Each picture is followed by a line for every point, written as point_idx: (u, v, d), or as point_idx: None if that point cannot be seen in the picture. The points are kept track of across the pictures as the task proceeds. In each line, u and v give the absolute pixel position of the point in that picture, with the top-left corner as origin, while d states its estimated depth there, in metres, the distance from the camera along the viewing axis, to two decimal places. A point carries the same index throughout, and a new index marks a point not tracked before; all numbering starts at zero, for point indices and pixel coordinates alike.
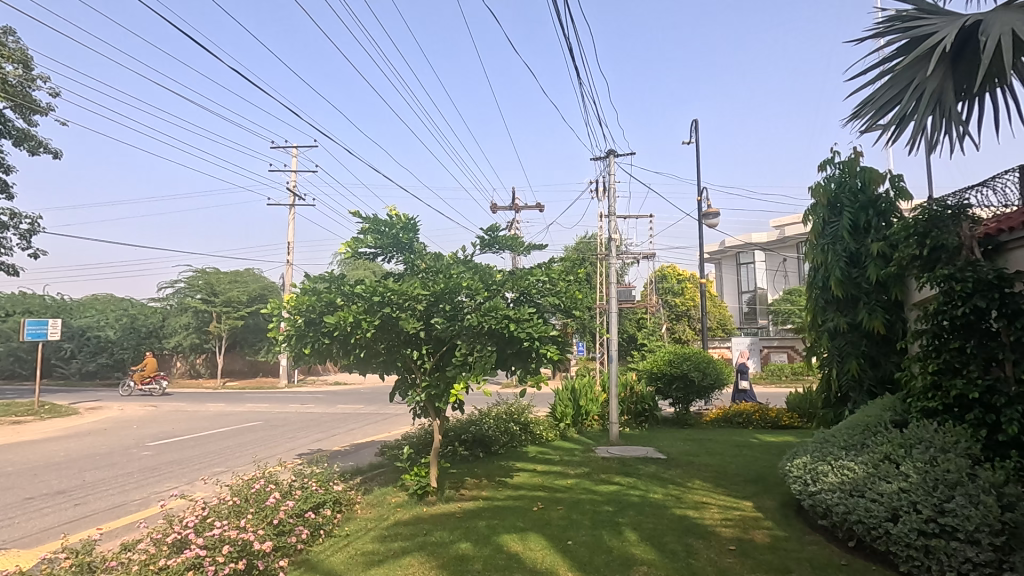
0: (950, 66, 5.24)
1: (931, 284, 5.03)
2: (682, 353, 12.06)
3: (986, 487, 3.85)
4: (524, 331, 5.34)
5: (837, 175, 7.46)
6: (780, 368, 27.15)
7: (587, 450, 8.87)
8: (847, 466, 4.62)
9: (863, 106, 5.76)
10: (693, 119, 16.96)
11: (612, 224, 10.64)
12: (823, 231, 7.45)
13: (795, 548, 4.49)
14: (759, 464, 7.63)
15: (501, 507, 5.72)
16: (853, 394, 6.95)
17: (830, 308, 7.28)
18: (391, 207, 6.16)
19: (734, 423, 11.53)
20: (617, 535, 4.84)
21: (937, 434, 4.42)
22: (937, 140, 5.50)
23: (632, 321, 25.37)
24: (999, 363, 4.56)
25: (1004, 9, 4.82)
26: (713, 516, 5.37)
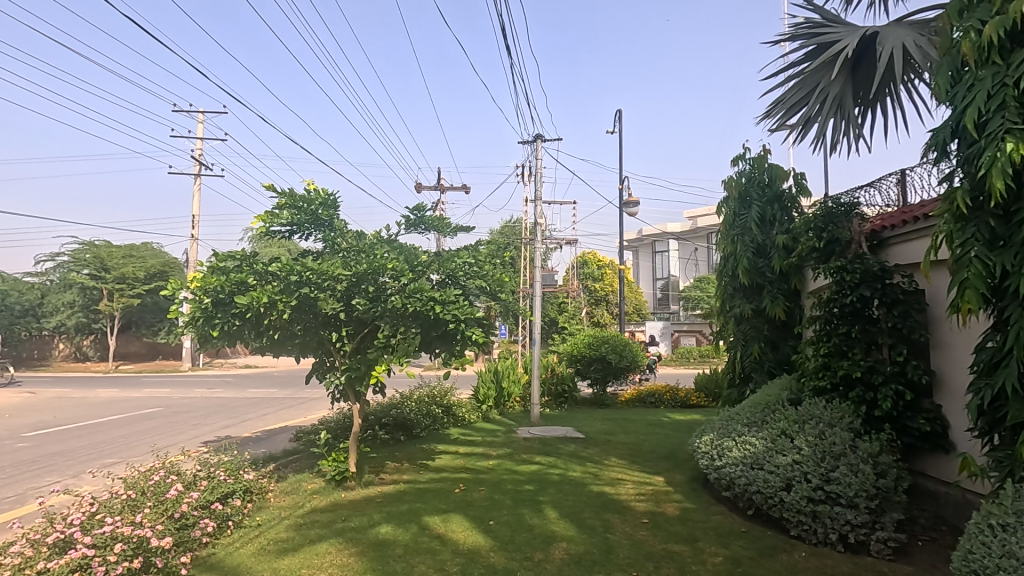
0: (850, 72, 5.67)
1: (825, 274, 5.47)
2: (601, 337, 12.52)
3: (865, 457, 4.31)
4: (450, 313, 5.24)
5: (748, 170, 7.89)
6: (689, 350, 28.91)
7: (509, 431, 8.99)
8: (748, 440, 4.95)
9: (775, 105, 6.12)
10: (617, 109, 17.36)
11: (538, 208, 10.73)
12: (734, 222, 7.88)
13: (702, 519, 4.80)
14: (670, 441, 8.08)
15: (423, 490, 5.66)
16: (755, 374, 7.50)
17: (738, 294, 7.77)
18: (309, 181, 5.84)
19: (647, 403, 12.15)
20: (538, 513, 4.94)
21: (826, 410, 4.85)
22: (837, 141, 5.97)
23: (554, 305, 25.79)
24: (878, 346, 5.09)
25: (897, 24, 5.27)
26: (628, 491, 5.63)
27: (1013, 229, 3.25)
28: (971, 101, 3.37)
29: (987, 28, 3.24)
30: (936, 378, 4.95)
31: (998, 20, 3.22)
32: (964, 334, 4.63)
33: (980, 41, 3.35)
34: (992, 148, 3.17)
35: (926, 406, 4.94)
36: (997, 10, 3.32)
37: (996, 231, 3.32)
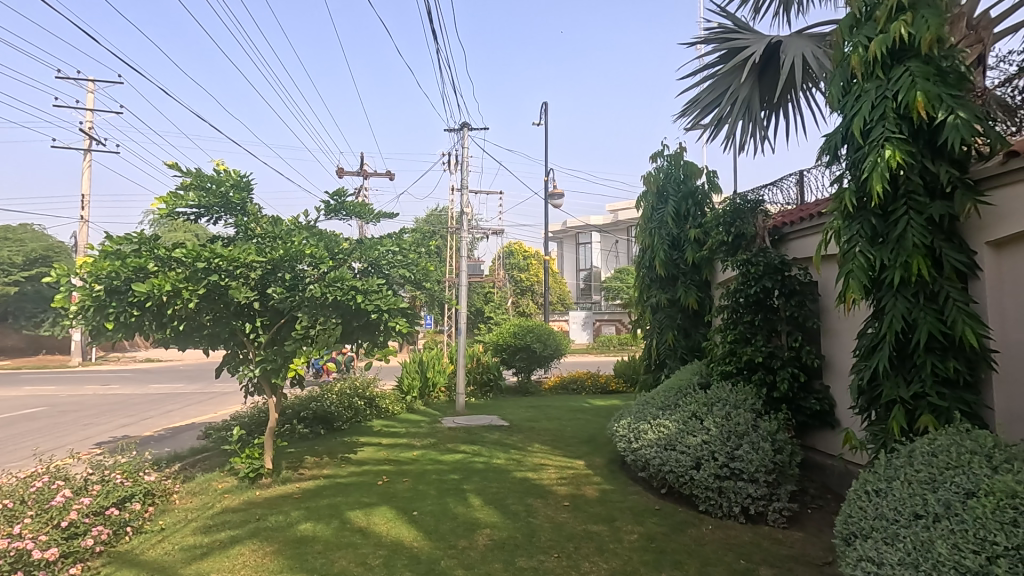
0: (758, 77, 6.06)
1: (733, 266, 5.84)
2: (525, 326, 12.72)
3: (765, 435, 4.68)
4: (373, 303, 5.10)
5: (665, 166, 8.23)
6: (609, 339, 30.03)
7: (434, 421, 8.94)
8: (662, 423, 5.23)
9: (690, 105, 6.44)
10: (543, 102, 17.55)
11: (464, 197, 10.67)
12: (652, 216, 8.23)
13: (619, 499, 5.03)
14: (591, 426, 8.37)
15: (345, 484, 5.52)
16: (669, 361, 7.95)
17: (655, 285, 8.16)
18: (218, 161, 5.46)
19: (569, 389, 12.52)
20: (462, 502, 4.95)
21: (731, 393, 5.21)
22: (744, 141, 6.37)
23: (480, 294, 25.77)
24: (778, 333, 5.54)
25: (798, 35, 5.69)
26: (551, 476, 5.78)
27: (890, 227, 3.62)
28: (858, 110, 3.72)
29: (873, 45, 3.60)
30: (825, 361, 5.46)
31: (881, 38, 3.58)
32: (847, 321, 5.12)
33: (866, 56, 3.70)
34: (874, 153, 3.52)
35: (817, 387, 5.43)
36: (881, 29, 3.68)
37: (877, 228, 3.69)
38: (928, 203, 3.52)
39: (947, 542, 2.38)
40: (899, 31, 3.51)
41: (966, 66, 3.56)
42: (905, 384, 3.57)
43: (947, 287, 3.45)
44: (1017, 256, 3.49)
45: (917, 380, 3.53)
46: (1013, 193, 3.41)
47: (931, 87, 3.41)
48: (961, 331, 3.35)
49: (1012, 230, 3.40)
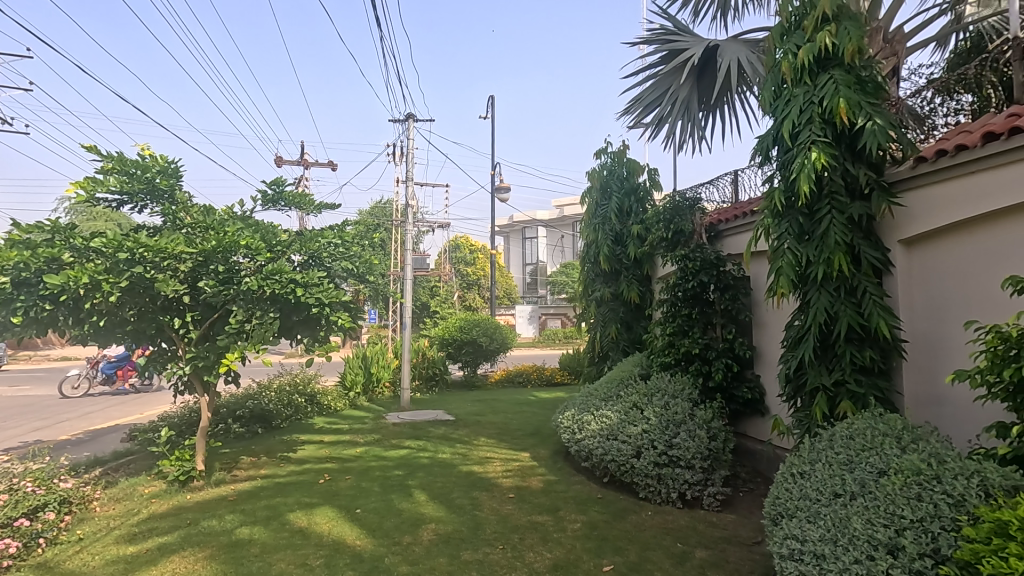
0: (697, 78, 6.27)
1: (672, 261, 6.05)
2: (472, 320, 12.69)
3: (701, 423, 4.89)
4: (313, 296, 4.94)
5: (608, 163, 8.39)
6: (555, 332, 30.43)
7: (378, 417, 8.77)
8: (604, 414, 5.35)
9: (634, 103, 6.59)
10: (490, 95, 17.48)
11: (409, 189, 10.50)
12: (596, 212, 8.38)
13: (563, 489, 5.13)
14: (537, 419, 8.47)
15: (284, 484, 5.33)
16: (612, 353, 8.16)
17: (599, 279, 8.34)
18: (143, 145, 5.12)
19: (515, 383, 12.61)
20: (407, 498, 4.90)
21: (670, 383, 5.40)
22: (684, 141, 6.59)
23: (426, 288, 25.43)
24: (713, 326, 5.79)
25: (734, 39, 5.93)
26: (496, 468, 5.81)
27: (815, 225, 3.85)
28: (787, 114, 3.93)
29: (802, 52, 3.81)
30: (756, 352, 5.75)
31: (809, 46, 3.79)
32: (776, 314, 5.42)
33: (795, 63, 3.91)
34: (802, 156, 3.73)
35: (749, 376, 5.72)
36: (809, 38, 3.90)
37: (803, 226, 3.91)
38: (849, 204, 3.77)
39: (862, 518, 2.56)
40: (825, 40, 3.72)
41: (883, 76, 3.82)
42: (827, 373, 3.82)
43: (865, 282, 3.71)
44: (924, 255, 3.78)
45: (838, 369, 3.78)
46: (920, 196, 3.69)
47: (852, 95, 3.64)
48: (876, 323, 3.61)
49: (920, 230, 3.68)
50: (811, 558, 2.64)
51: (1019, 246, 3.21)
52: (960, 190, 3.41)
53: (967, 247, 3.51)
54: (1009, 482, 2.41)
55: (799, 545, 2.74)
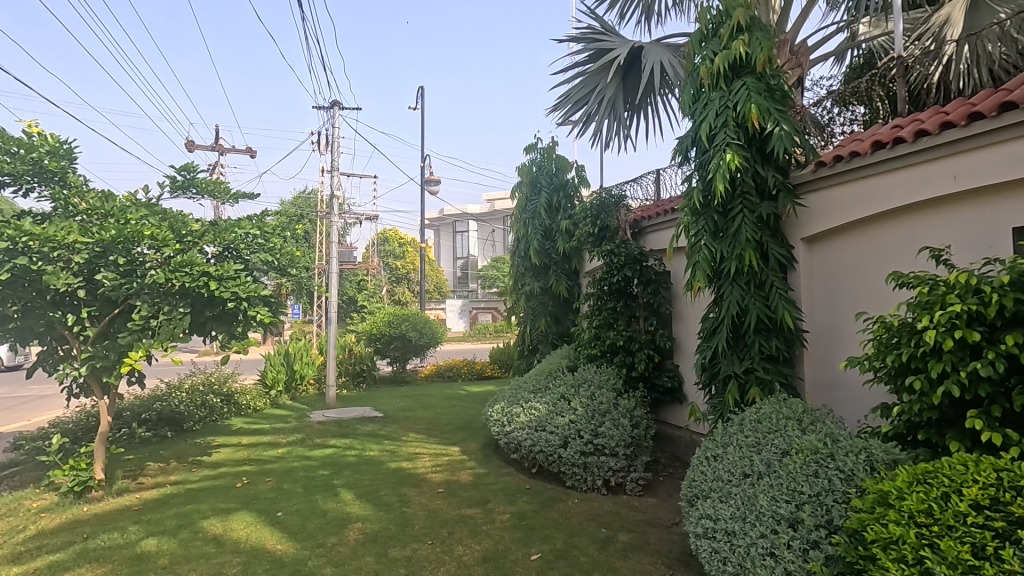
0: (623, 78, 6.45)
1: (599, 256, 6.22)
2: (401, 314, 12.47)
3: (625, 412, 5.08)
4: (229, 290, 4.67)
5: (538, 159, 8.46)
6: (485, 326, 30.50)
7: (301, 416, 8.43)
8: (533, 406, 5.44)
9: (563, 100, 6.70)
10: (419, 86, 17.15)
11: (335, 179, 10.12)
12: (526, 207, 8.46)
13: (492, 481, 5.16)
14: (467, 413, 8.46)
15: (197, 490, 5.01)
16: (541, 346, 8.31)
17: (528, 274, 8.44)
18: (29, 122, 4.61)
19: (446, 377, 12.53)
20: (332, 498, 4.75)
21: (596, 374, 5.57)
22: (610, 139, 6.78)
23: (353, 282, 24.63)
24: (636, 318, 6.03)
25: (658, 43, 6.16)
26: (425, 464, 5.76)
27: (728, 223, 4.09)
28: (705, 117, 4.15)
29: (718, 60, 4.02)
30: (676, 343, 6.04)
31: (725, 54, 4.01)
32: (693, 307, 5.71)
33: (713, 68, 4.12)
34: (718, 157, 3.95)
35: (669, 366, 6.01)
36: (725, 46, 4.12)
37: (718, 224, 4.15)
38: (759, 203, 4.03)
39: (767, 495, 2.77)
40: (739, 49, 3.95)
41: (790, 85, 4.10)
42: (738, 361, 4.09)
43: (771, 277, 4.00)
44: (823, 252, 4.11)
45: (747, 357, 4.06)
46: (820, 197, 4.01)
47: (762, 101, 3.89)
48: (781, 314, 3.91)
49: (819, 229, 4.00)
50: (723, 535, 2.82)
51: (898, 245, 3.57)
52: (853, 193, 3.74)
53: (858, 245, 3.85)
54: (890, 456, 2.68)
55: (712, 523, 2.91)
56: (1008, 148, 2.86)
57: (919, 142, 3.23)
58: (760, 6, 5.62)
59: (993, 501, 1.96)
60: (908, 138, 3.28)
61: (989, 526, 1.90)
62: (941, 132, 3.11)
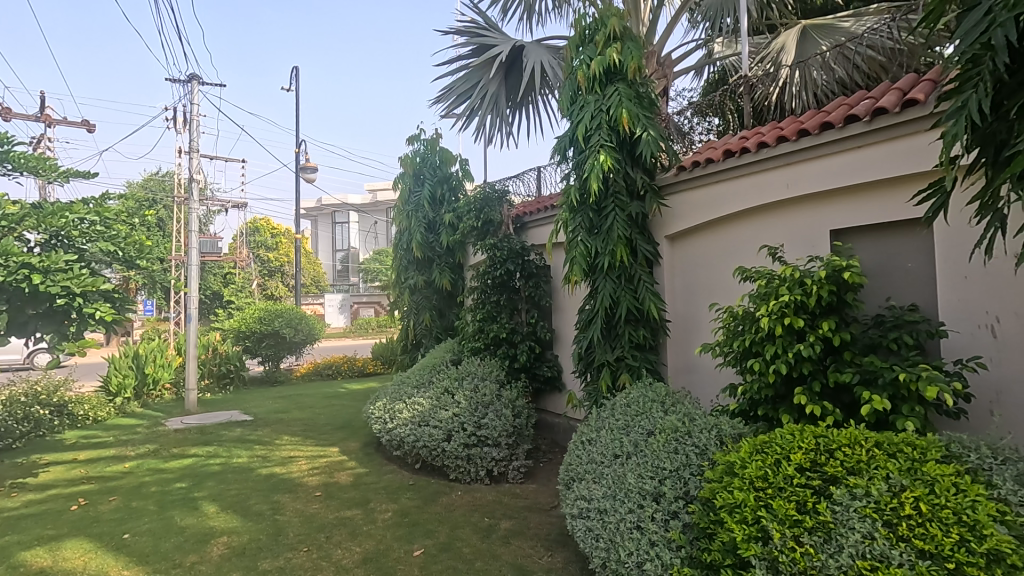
0: (505, 75, 6.54)
1: (482, 250, 6.27)
2: (274, 310, 11.61)
3: (507, 403, 5.20)
4: (58, 285, 4.06)
5: (421, 150, 8.31)
6: (367, 321, 29.48)
7: (154, 424, 7.54)
8: (416, 401, 5.37)
9: (446, 92, 6.65)
10: (293, 66, 15.97)
11: (194, 161, 9.14)
12: (409, 199, 8.29)
13: (374, 480, 5.02)
14: (347, 411, 8.13)
15: (17, 518, 4.29)
16: (425, 340, 8.23)
17: (412, 267, 8.31)
18: None
19: (324, 375, 11.93)
20: (192, 512, 4.32)
21: (479, 367, 5.64)
22: (493, 134, 6.85)
23: (218, 276, 22.45)
24: (518, 311, 6.20)
25: (539, 43, 6.33)
26: (301, 468, 5.44)
27: (602, 220, 4.34)
28: (582, 118, 4.35)
29: (594, 64, 4.23)
30: (555, 334, 6.30)
31: (600, 59, 4.23)
32: (571, 300, 5.99)
33: (589, 72, 4.33)
34: (593, 157, 4.16)
35: (549, 357, 6.24)
36: (600, 52, 4.34)
37: (593, 221, 4.40)
38: (629, 203, 4.32)
39: (634, 473, 2.99)
40: (613, 56, 4.18)
41: (656, 93, 4.42)
42: (610, 350, 4.37)
43: (639, 272, 4.31)
44: (683, 249, 4.51)
45: (619, 346, 4.35)
46: (680, 199, 4.39)
47: (633, 107, 4.16)
48: (648, 306, 4.23)
49: (680, 228, 4.39)
50: (596, 513, 3.00)
51: (743, 243, 4.02)
52: (708, 196, 4.14)
53: (712, 243, 4.27)
54: (735, 431, 3.04)
55: (586, 504, 3.09)
56: (829, 162, 3.33)
57: (761, 153, 3.66)
58: (631, 18, 6.02)
59: (813, 463, 2.29)
60: (753, 149, 3.70)
61: (809, 485, 2.22)
62: (778, 145, 3.55)
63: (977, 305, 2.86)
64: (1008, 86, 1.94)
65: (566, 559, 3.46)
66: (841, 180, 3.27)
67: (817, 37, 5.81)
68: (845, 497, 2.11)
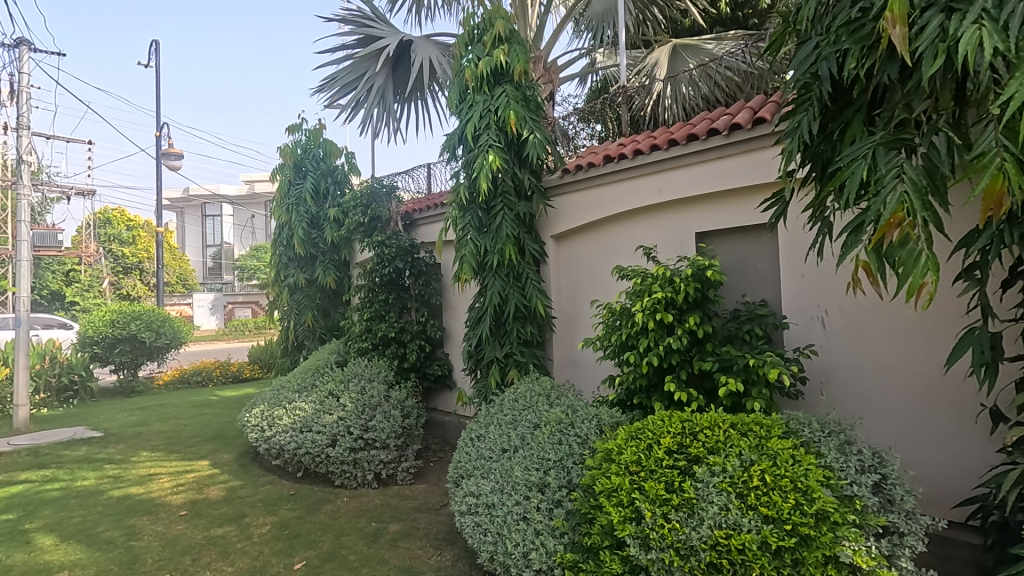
0: (392, 69, 6.38)
1: (370, 247, 6.07)
2: (129, 312, 10.33)
3: (396, 403, 5.10)
4: None
5: (303, 141, 7.85)
6: (244, 322, 27.29)
7: None
8: (298, 406, 5.08)
9: (329, 82, 6.36)
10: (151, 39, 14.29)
11: (24, 140, 7.87)
12: (289, 192, 7.79)
13: (249, 493, 4.67)
14: (219, 421, 7.48)
15: None
16: (308, 341, 7.81)
17: (293, 264, 7.85)
18: None
19: (191, 383, 10.86)
20: (21, 547, 3.73)
21: (367, 368, 5.46)
22: (380, 128, 6.66)
23: (57, 273, 19.48)
24: (408, 310, 6.10)
25: (427, 39, 6.26)
26: (163, 485, 4.92)
27: (491, 218, 4.41)
28: (470, 117, 4.38)
29: (482, 64, 4.28)
30: (445, 332, 6.28)
31: (487, 60, 4.28)
32: (461, 298, 6.01)
33: (478, 72, 4.36)
34: (482, 157, 4.22)
35: (439, 355, 6.21)
36: (488, 52, 4.39)
37: (482, 220, 4.45)
38: (517, 203, 4.41)
39: (521, 466, 3.07)
40: (500, 57, 4.25)
41: (542, 98, 4.56)
42: (499, 346, 4.46)
43: (527, 270, 4.43)
44: (568, 248, 4.70)
45: (507, 343, 4.45)
46: (565, 201, 4.57)
47: (520, 109, 4.27)
48: (534, 303, 4.36)
49: (564, 228, 4.58)
50: (484, 508, 3.04)
51: (621, 243, 4.27)
52: (590, 198, 4.36)
53: (593, 244, 4.49)
54: (614, 420, 3.24)
55: (475, 499, 3.13)
56: (695, 170, 3.65)
57: (637, 160, 3.92)
58: (519, 22, 6.17)
59: (679, 446, 2.52)
60: (629, 155, 3.96)
61: (676, 466, 2.43)
62: (652, 153, 3.83)
63: (812, 299, 3.29)
64: (832, 111, 2.24)
65: (455, 556, 3.46)
66: (705, 188, 3.61)
67: (686, 56, 6.36)
68: (706, 475, 2.33)
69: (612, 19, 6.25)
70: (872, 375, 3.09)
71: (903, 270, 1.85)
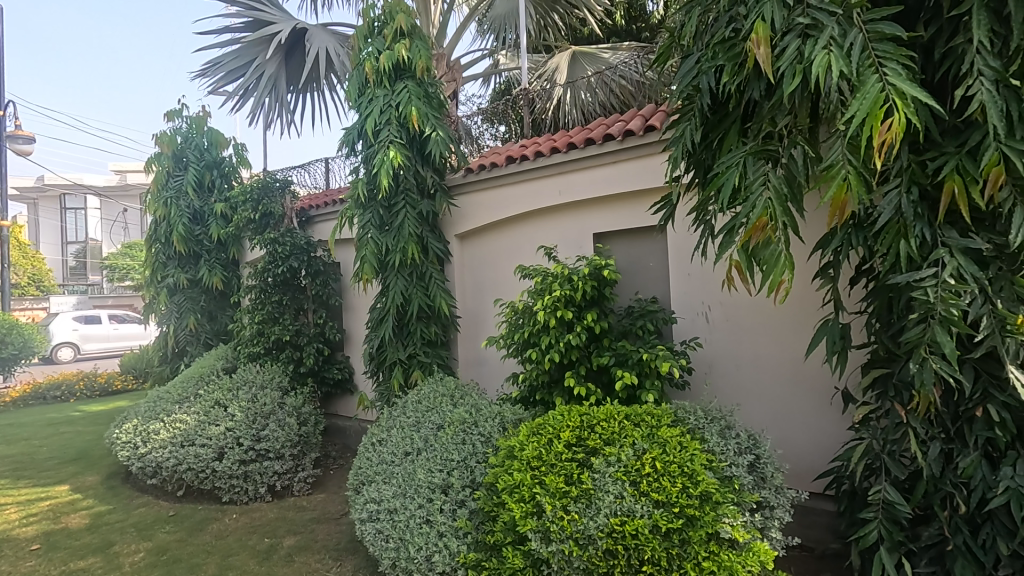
0: (285, 57, 6.02)
1: (260, 245, 5.65)
2: None
3: (291, 411, 4.81)
4: None
5: (184, 129, 7.16)
6: None
7: None
8: (178, 418, 4.63)
9: (212, 66, 5.87)
10: None
11: None
12: (167, 184, 7.09)
13: (119, 518, 4.19)
14: (83, 439, 6.64)
15: None
16: (190, 347, 7.16)
17: (172, 263, 7.15)
18: None
19: (47, 399, 9.55)
20: None
21: (258, 374, 5.10)
22: (272, 119, 6.27)
23: None
24: (304, 311, 5.79)
25: (323, 28, 5.97)
26: (9, 518, 4.27)
27: (393, 216, 4.30)
28: (370, 111, 4.23)
29: (382, 58, 4.15)
30: (345, 334, 6.03)
31: (388, 53, 4.16)
32: (362, 298, 5.80)
33: (378, 65, 4.23)
34: (382, 153, 4.10)
35: (338, 358, 5.96)
36: (388, 46, 4.27)
37: (383, 218, 4.33)
38: (419, 201, 4.34)
39: (424, 468, 3.02)
40: (401, 52, 4.14)
41: (445, 95, 4.51)
42: (402, 347, 4.37)
43: (430, 269, 4.37)
44: (472, 248, 4.71)
45: (410, 343, 4.37)
46: (468, 200, 4.57)
47: (421, 106, 4.19)
48: (438, 302, 4.32)
49: (468, 228, 4.58)
50: (386, 514, 2.96)
51: (524, 243, 4.34)
52: (493, 198, 4.39)
53: (497, 243, 4.53)
54: (516, 416, 3.28)
55: (377, 506, 3.03)
56: (592, 173, 3.80)
57: (538, 161, 4.01)
58: (421, 17, 6.07)
59: (578, 439, 2.60)
60: (531, 157, 4.03)
61: (575, 458, 2.51)
62: (552, 155, 3.93)
63: (697, 296, 3.55)
64: (712, 122, 2.42)
65: (355, 567, 3.33)
66: (601, 190, 3.76)
67: (584, 62, 6.60)
68: (602, 465, 2.43)
69: (513, 22, 6.35)
70: (748, 365, 3.39)
71: (766, 267, 2.06)
